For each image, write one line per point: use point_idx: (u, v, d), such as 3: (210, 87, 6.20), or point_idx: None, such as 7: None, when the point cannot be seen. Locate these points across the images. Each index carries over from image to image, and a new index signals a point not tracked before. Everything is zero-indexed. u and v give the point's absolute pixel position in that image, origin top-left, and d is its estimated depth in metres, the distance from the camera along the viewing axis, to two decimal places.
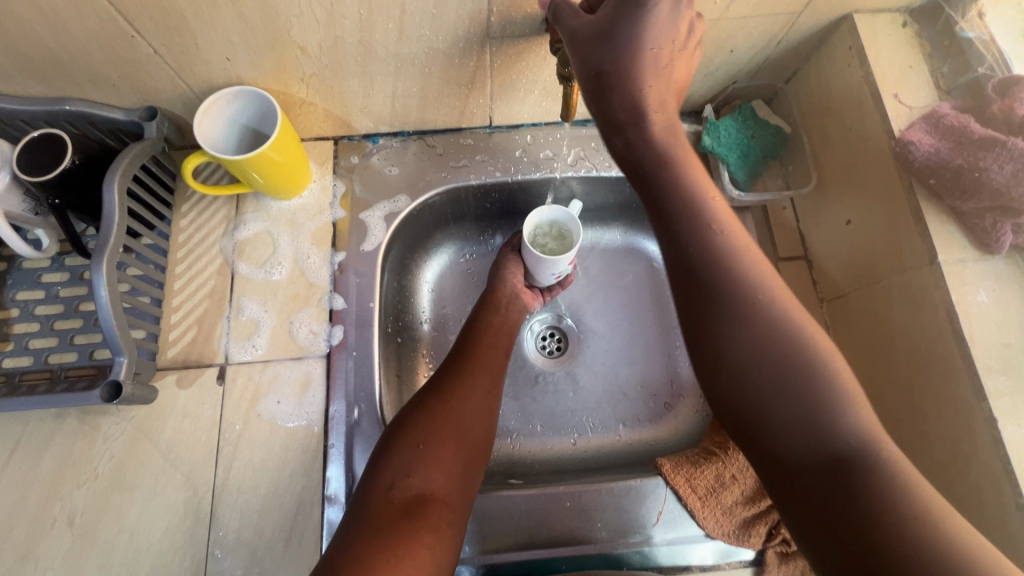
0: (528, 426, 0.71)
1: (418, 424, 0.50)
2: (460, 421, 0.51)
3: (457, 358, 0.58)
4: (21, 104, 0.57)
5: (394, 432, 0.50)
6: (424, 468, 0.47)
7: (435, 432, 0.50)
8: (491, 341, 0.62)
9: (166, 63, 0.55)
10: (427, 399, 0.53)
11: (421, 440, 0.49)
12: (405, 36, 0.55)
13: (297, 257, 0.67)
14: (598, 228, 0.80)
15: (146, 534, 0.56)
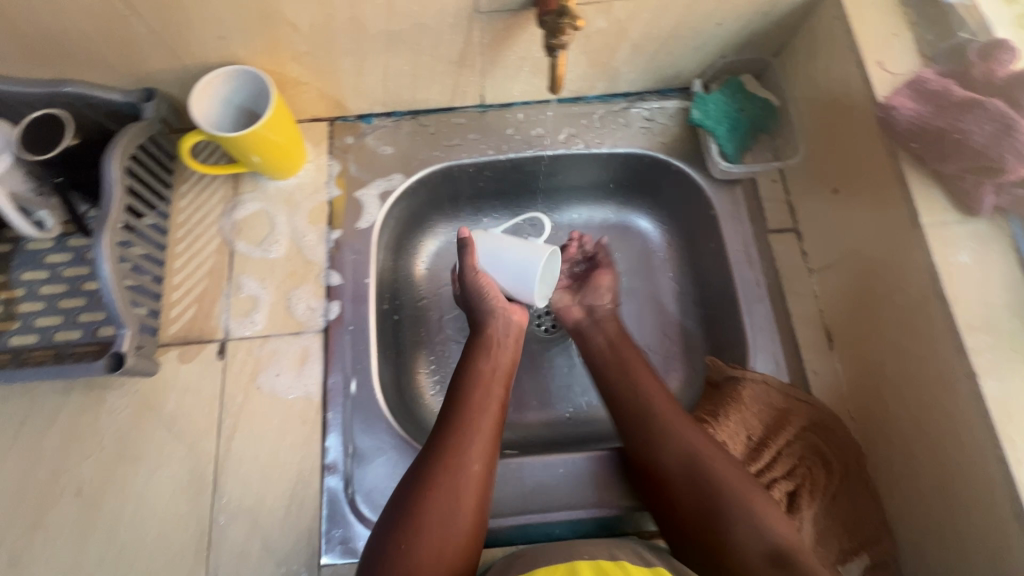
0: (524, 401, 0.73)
1: (405, 522, 0.47)
2: (450, 513, 0.48)
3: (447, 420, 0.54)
4: (21, 87, 0.58)
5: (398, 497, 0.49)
6: (412, 570, 0.45)
7: (421, 527, 0.46)
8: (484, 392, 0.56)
9: (161, 43, 0.56)
10: (414, 486, 0.49)
11: (407, 537, 0.46)
12: (394, 11, 0.55)
13: (294, 235, 0.68)
14: (592, 207, 0.80)
15: (152, 503, 0.58)
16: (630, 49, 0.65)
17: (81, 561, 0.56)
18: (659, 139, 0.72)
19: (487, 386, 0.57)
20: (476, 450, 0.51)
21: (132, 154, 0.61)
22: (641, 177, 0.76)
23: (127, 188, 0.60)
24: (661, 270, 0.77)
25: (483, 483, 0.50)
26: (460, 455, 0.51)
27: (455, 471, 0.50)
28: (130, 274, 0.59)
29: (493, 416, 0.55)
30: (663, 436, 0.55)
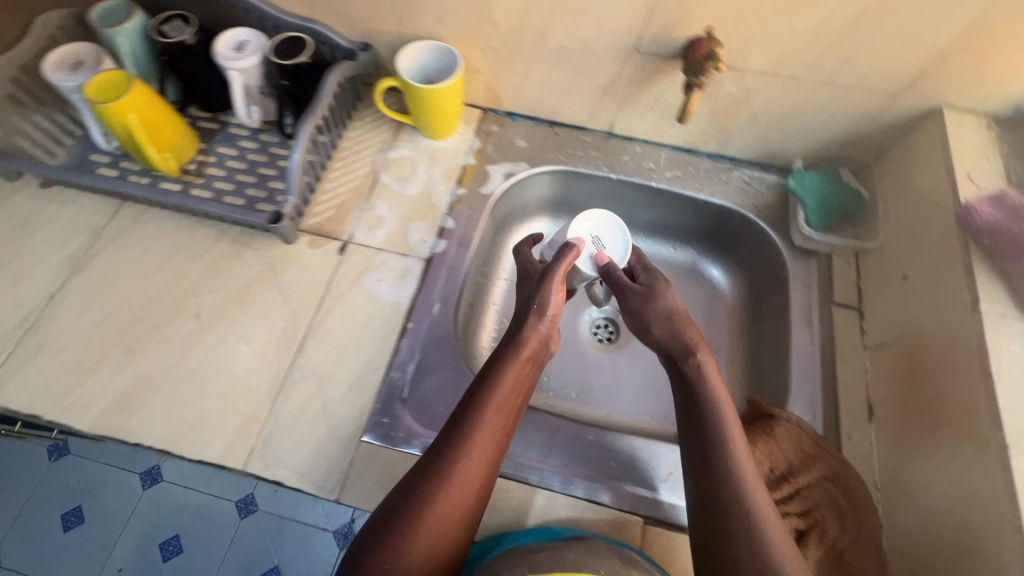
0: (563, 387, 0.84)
1: (395, 541, 0.47)
2: (438, 534, 0.49)
3: (451, 439, 0.52)
4: (285, 16, 0.78)
5: (401, 497, 0.50)
6: None
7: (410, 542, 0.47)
8: (499, 420, 0.54)
9: (396, 11, 0.74)
10: (412, 504, 0.49)
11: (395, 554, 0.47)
12: (573, 33, 0.71)
13: (427, 182, 0.81)
14: (671, 248, 0.90)
15: (248, 343, 0.68)
16: (749, 117, 0.77)
17: (178, 367, 0.66)
18: (752, 200, 0.82)
19: (500, 411, 0.55)
20: (474, 477, 0.51)
21: (340, 82, 0.78)
22: (726, 230, 0.85)
23: (329, 105, 0.77)
24: (719, 314, 0.86)
25: (471, 507, 0.51)
26: (454, 484, 0.50)
27: (450, 499, 0.50)
28: (309, 169, 0.76)
29: (490, 450, 0.53)
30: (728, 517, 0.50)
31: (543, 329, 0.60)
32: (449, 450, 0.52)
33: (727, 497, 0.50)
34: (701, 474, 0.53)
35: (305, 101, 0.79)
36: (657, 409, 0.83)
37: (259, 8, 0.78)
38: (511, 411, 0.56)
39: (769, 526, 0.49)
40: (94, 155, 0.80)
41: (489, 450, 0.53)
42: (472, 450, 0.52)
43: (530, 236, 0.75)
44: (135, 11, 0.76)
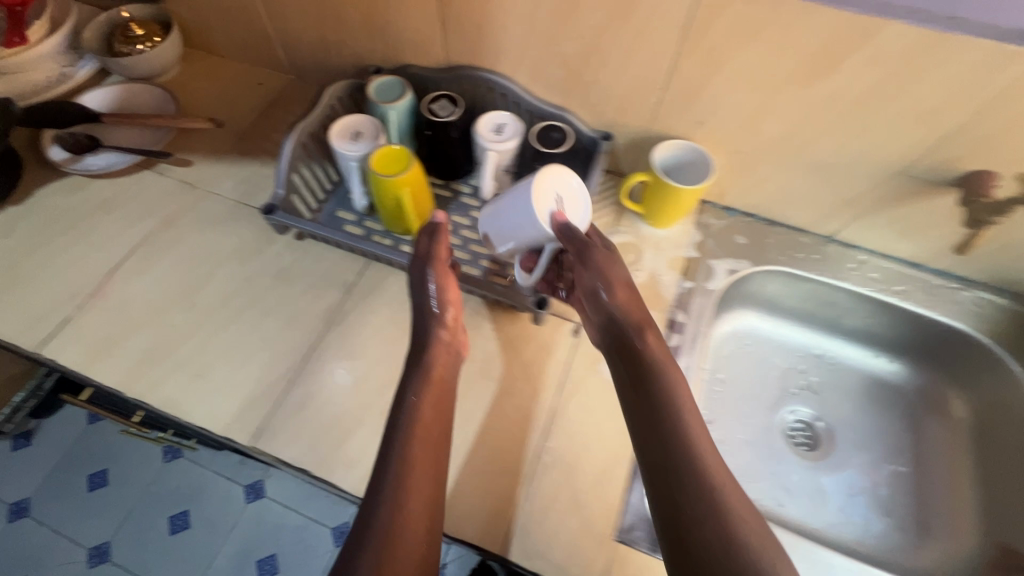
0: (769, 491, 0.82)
1: None
2: None
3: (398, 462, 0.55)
4: (539, 102, 0.83)
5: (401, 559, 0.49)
6: None
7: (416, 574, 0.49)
8: (426, 435, 0.58)
9: (655, 111, 0.78)
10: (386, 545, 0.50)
11: None
12: (840, 151, 0.72)
13: (654, 271, 0.83)
14: (872, 354, 0.90)
15: (496, 419, 0.70)
16: (1003, 245, 0.75)
17: None
18: (987, 326, 0.80)
19: (427, 428, 0.59)
20: (412, 496, 0.53)
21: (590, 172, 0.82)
22: (949, 350, 0.84)
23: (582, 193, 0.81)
24: (932, 434, 0.85)
25: (426, 540, 0.52)
26: (404, 512, 0.52)
27: (404, 480, 0.54)
28: None
29: (424, 471, 0.56)
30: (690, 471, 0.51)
31: (448, 339, 0.69)
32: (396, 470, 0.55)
33: (688, 451, 0.52)
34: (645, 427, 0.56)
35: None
36: (873, 529, 0.79)
37: (516, 94, 0.83)
38: (443, 430, 0.60)
39: (704, 466, 0.51)
40: (342, 212, 0.85)
41: (435, 447, 0.58)
42: (412, 471, 0.55)
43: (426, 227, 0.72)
44: (406, 90, 0.82)
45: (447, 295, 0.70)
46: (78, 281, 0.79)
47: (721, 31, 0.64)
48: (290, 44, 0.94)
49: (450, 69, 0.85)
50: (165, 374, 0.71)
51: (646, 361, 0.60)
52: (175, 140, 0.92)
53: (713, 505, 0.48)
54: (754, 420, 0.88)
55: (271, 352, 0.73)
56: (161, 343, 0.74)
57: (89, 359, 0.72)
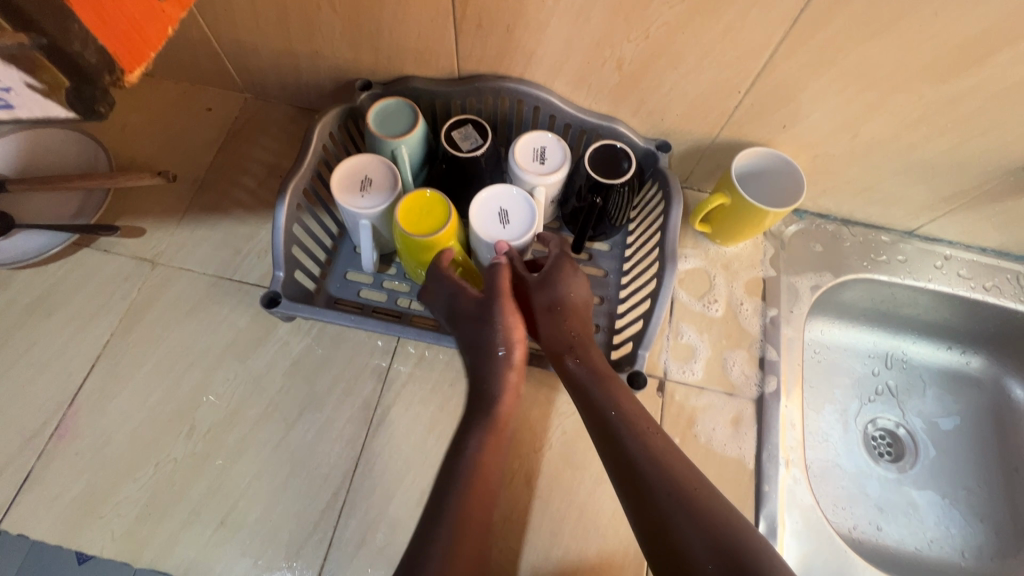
0: (862, 515, 0.77)
1: None
2: None
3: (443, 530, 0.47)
4: (582, 114, 0.67)
5: None
6: None
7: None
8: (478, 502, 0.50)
9: (731, 116, 0.64)
10: None
11: None
12: (954, 149, 0.61)
13: (731, 301, 0.72)
14: (943, 347, 0.85)
15: (591, 515, 0.60)
16: None
17: (527, 549, 0.58)
18: None
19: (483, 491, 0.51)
20: None
21: (666, 195, 0.67)
22: None
23: (663, 226, 0.66)
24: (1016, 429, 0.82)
25: None
26: None
27: None
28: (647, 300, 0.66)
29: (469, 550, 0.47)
30: (669, 520, 0.47)
31: (515, 381, 0.58)
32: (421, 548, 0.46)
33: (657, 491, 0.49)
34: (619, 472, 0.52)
35: (604, 220, 0.68)
36: (968, 542, 0.76)
37: (554, 106, 0.67)
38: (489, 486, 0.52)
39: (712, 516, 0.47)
40: (354, 274, 0.69)
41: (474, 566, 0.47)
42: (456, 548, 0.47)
43: (361, 173, 0.62)
44: (417, 115, 0.64)
45: (513, 334, 0.58)
46: (31, 418, 0.61)
47: (842, 24, 0.50)
48: (244, 58, 0.72)
49: (465, 79, 0.67)
50: (180, 527, 0.57)
51: (605, 392, 0.56)
52: (116, 204, 0.72)
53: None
54: (835, 438, 0.81)
55: (309, 476, 0.59)
56: (166, 488, 0.58)
57: (76, 523, 0.56)
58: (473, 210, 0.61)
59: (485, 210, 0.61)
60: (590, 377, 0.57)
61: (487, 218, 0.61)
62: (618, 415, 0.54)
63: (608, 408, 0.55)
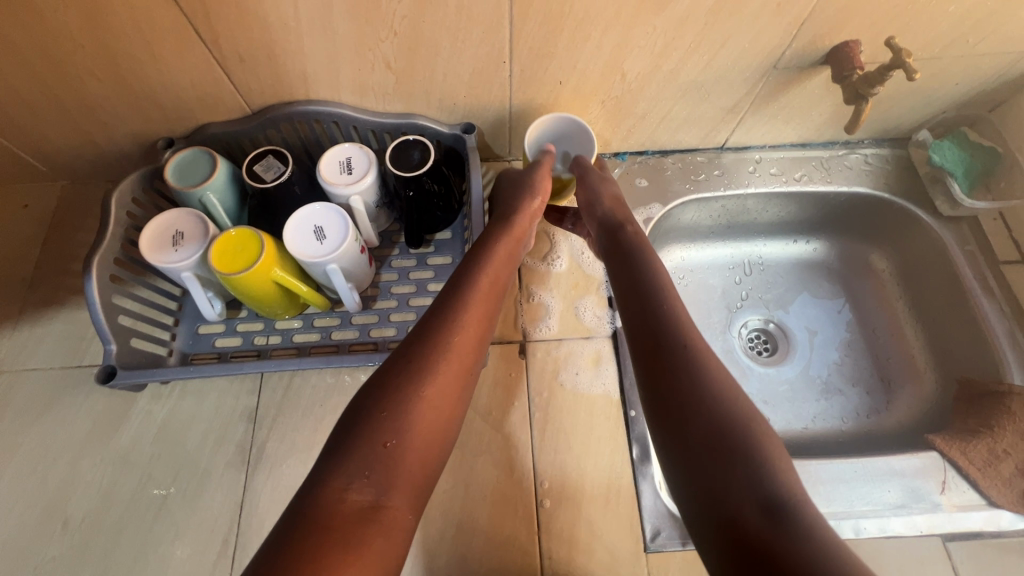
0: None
1: (378, 407, 0.46)
2: (430, 407, 0.48)
3: (448, 306, 0.55)
4: (380, 117, 0.70)
5: (410, 381, 0.48)
6: (369, 457, 0.44)
7: (406, 433, 0.46)
8: (483, 301, 0.57)
9: (511, 85, 0.68)
10: (401, 381, 0.48)
11: (380, 429, 0.45)
12: (709, 66, 0.67)
13: (573, 252, 0.76)
14: (791, 241, 0.91)
15: (477, 487, 0.63)
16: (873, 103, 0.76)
17: (422, 535, 0.60)
18: (883, 181, 0.82)
19: (487, 293, 0.58)
20: (460, 346, 0.52)
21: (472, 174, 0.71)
22: (858, 215, 0.85)
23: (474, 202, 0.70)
24: (869, 295, 0.87)
25: (454, 382, 0.50)
26: (445, 351, 0.51)
27: (431, 367, 0.49)
28: None
29: (473, 321, 0.54)
30: (667, 351, 0.49)
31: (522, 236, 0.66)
32: (435, 320, 0.53)
33: (667, 332, 0.51)
34: (638, 313, 0.54)
35: (430, 209, 0.72)
36: (846, 410, 0.81)
37: (351, 116, 0.70)
38: (495, 294, 0.59)
39: (704, 352, 0.48)
40: (205, 327, 0.70)
41: (471, 347, 0.53)
42: (461, 322, 0.54)
43: (171, 229, 0.62)
44: (214, 159, 0.65)
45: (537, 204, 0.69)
46: None
47: None
48: (43, 149, 0.72)
49: (258, 113, 0.69)
50: None
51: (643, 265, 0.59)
52: None
53: (712, 441, 0.43)
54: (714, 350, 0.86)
55: (196, 532, 0.60)
56: None
57: None
58: (287, 235, 0.62)
59: (298, 231, 0.62)
60: (634, 256, 0.61)
61: (303, 238, 0.62)
62: (649, 282, 0.56)
63: (642, 271, 0.58)
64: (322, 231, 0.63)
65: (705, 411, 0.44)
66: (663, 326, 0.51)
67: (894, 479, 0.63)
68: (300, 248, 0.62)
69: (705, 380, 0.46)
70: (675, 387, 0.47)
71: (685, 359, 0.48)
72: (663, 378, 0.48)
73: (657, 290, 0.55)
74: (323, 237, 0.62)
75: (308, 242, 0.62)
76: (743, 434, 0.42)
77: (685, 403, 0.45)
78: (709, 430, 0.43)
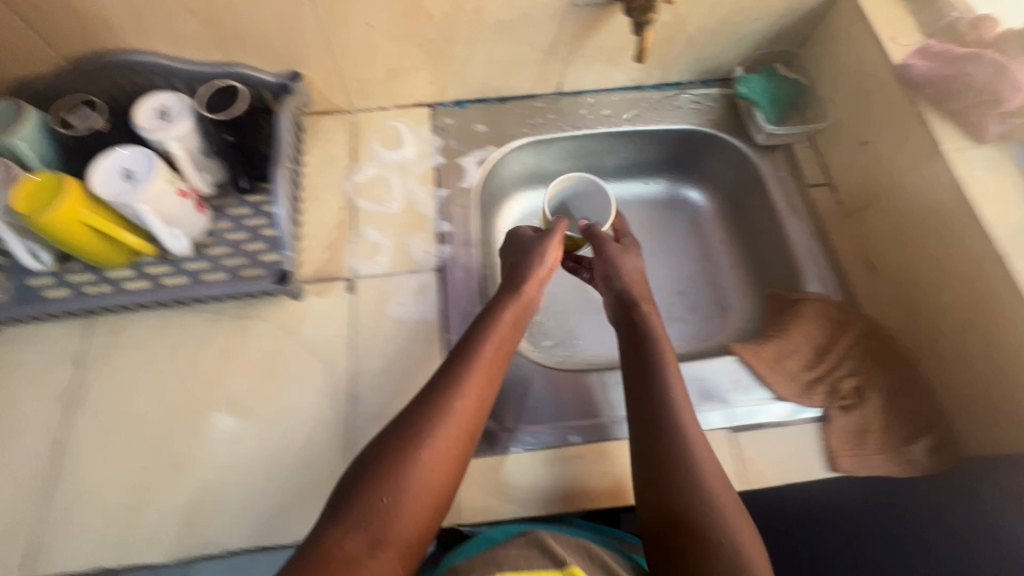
0: (602, 344, 0.82)
1: (386, 479, 0.47)
2: (432, 470, 0.49)
3: (455, 366, 0.55)
4: (199, 66, 0.72)
5: (412, 443, 0.49)
6: (388, 526, 0.45)
7: (406, 490, 0.47)
8: (487, 367, 0.57)
9: (321, 29, 0.70)
10: (401, 446, 0.49)
11: (385, 485, 0.47)
12: (509, 4, 0.70)
13: (407, 194, 0.79)
14: (639, 182, 0.95)
15: (296, 413, 0.65)
16: (686, 41, 0.80)
17: (239, 461, 0.63)
18: (708, 117, 0.87)
19: (493, 352, 0.58)
20: (463, 411, 0.53)
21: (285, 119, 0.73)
22: (691, 153, 0.91)
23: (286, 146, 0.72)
24: (707, 228, 0.92)
25: (459, 451, 0.51)
26: (449, 416, 0.52)
27: (427, 433, 0.50)
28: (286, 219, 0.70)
29: (478, 382, 0.55)
30: (668, 445, 0.53)
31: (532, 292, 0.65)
32: (441, 386, 0.54)
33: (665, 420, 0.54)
34: (639, 391, 0.57)
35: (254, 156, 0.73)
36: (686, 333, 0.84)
37: (169, 66, 0.71)
38: (500, 354, 0.59)
39: (706, 460, 0.53)
40: (34, 280, 0.69)
41: (475, 411, 0.53)
42: (464, 389, 0.54)
43: None
44: (23, 109, 0.66)
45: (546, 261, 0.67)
46: None
47: None
48: None
49: (71, 64, 0.69)
50: None
51: (647, 339, 0.61)
52: None
53: (682, 537, 0.48)
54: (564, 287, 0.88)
55: (12, 470, 0.61)
56: None
57: None
58: (93, 178, 0.64)
59: (106, 173, 0.64)
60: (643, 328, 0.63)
61: (112, 180, 0.64)
62: (657, 361, 0.59)
63: (652, 346, 0.60)
64: (131, 173, 0.65)
65: (705, 514, 0.49)
66: (680, 413, 0.55)
67: (691, 382, 0.68)
68: (108, 189, 0.63)
69: (709, 492, 0.50)
70: (674, 483, 0.51)
71: (688, 455, 0.52)
72: (665, 469, 0.52)
73: (661, 372, 0.58)
74: (132, 177, 0.64)
75: (117, 183, 0.64)
76: (740, 546, 0.47)
77: (674, 492, 0.50)
78: (692, 525, 0.49)
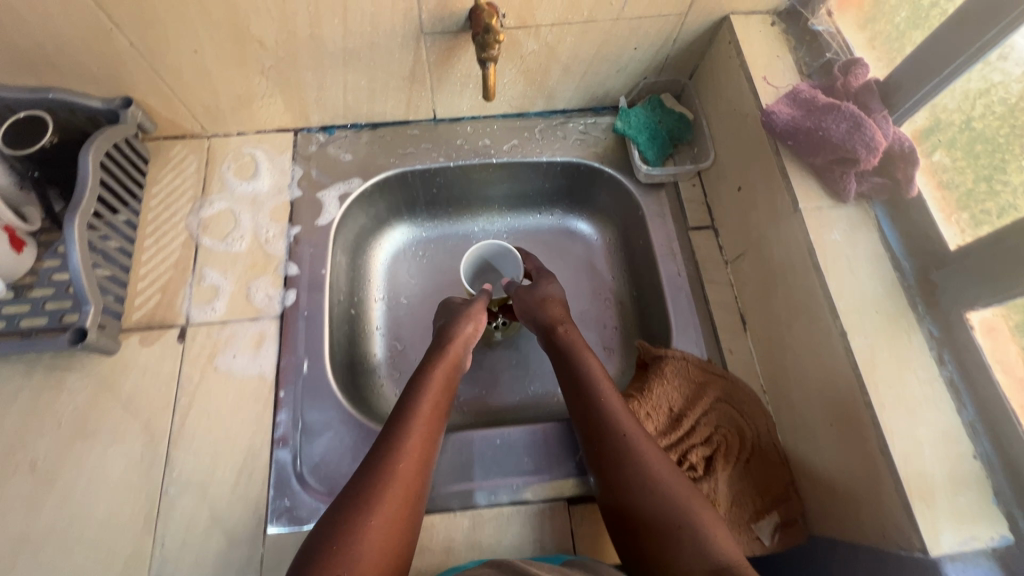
0: (468, 391, 0.78)
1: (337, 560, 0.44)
2: (381, 543, 0.46)
3: (412, 423, 0.53)
4: (8, 91, 0.64)
5: (366, 516, 0.46)
6: None
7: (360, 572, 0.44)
8: (426, 424, 0.54)
9: (141, 56, 0.64)
10: (359, 517, 0.46)
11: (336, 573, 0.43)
12: (349, 32, 0.64)
13: (256, 230, 0.74)
14: (530, 215, 0.89)
15: (101, 478, 0.60)
16: (562, 70, 0.75)
17: (30, 534, 0.58)
18: (593, 149, 0.81)
19: (430, 412, 0.55)
20: (407, 473, 0.50)
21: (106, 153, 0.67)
22: (580, 185, 0.85)
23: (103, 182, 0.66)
24: (598, 264, 0.86)
25: (409, 515, 0.49)
26: (392, 481, 0.49)
27: (377, 501, 0.47)
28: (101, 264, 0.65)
29: (422, 442, 0.53)
30: (661, 487, 0.52)
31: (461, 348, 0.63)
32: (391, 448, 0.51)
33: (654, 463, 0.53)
34: (600, 440, 0.56)
35: None
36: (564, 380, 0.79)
37: None
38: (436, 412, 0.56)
39: (692, 501, 0.51)
40: None
41: (418, 469, 0.51)
42: (408, 449, 0.51)
43: None
44: None
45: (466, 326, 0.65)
46: None
47: None
48: None
49: None
50: None
51: (587, 381, 0.60)
52: None
53: None
54: None
55: None
56: None
57: None
58: None
59: None
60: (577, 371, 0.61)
61: None
62: (601, 406, 0.57)
63: (586, 389, 0.59)
64: None
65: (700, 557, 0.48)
66: (646, 459, 0.54)
67: (535, 447, 0.64)
68: None
69: (681, 536, 0.49)
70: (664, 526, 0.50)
71: (673, 500, 0.51)
72: (659, 513, 0.51)
73: (610, 418, 0.56)
74: None
75: None
76: None
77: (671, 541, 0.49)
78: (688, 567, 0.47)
